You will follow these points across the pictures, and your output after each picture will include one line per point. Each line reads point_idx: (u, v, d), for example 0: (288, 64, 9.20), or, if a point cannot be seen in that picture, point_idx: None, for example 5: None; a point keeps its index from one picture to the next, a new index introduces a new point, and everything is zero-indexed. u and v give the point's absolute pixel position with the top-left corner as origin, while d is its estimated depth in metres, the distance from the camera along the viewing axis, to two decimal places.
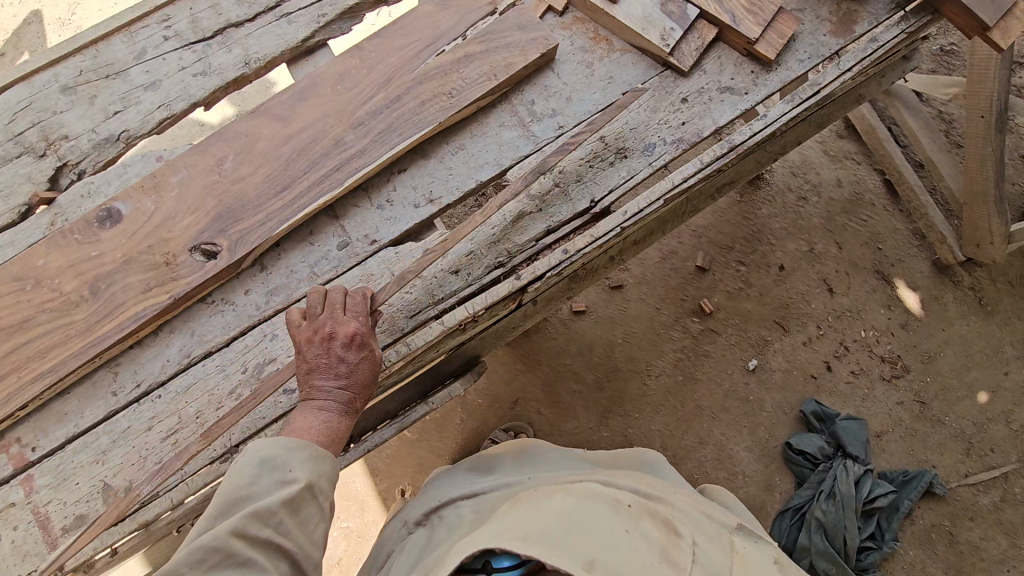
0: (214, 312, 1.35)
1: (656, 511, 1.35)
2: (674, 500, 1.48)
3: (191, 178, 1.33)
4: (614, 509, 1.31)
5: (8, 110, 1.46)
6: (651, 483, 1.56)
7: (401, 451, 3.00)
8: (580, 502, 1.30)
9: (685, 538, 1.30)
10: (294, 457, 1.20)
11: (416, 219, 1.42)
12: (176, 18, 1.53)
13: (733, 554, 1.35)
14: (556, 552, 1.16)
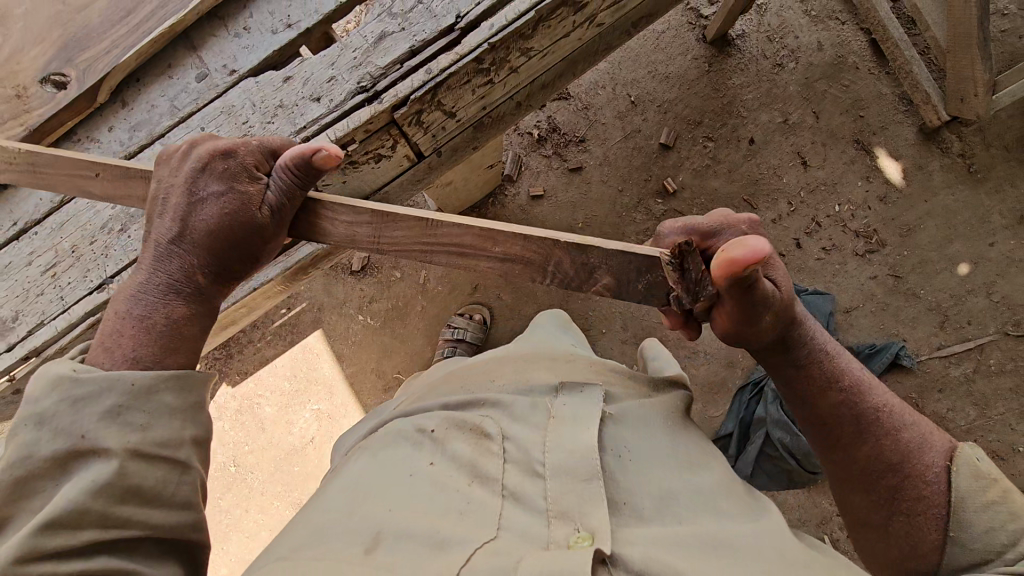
0: (79, 150, 1.33)
1: (463, 420, 1.34)
2: (494, 386, 1.47)
3: (34, 8, 1.30)
4: (418, 447, 1.30)
5: None
6: (483, 377, 1.54)
7: (366, 338, 3.11)
8: (381, 458, 1.29)
9: (494, 437, 1.29)
10: (96, 416, 1.10)
11: (274, 46, 1.36)
12: None
13: (549, 417, 1.32)
14: (346, 531, 1.11)
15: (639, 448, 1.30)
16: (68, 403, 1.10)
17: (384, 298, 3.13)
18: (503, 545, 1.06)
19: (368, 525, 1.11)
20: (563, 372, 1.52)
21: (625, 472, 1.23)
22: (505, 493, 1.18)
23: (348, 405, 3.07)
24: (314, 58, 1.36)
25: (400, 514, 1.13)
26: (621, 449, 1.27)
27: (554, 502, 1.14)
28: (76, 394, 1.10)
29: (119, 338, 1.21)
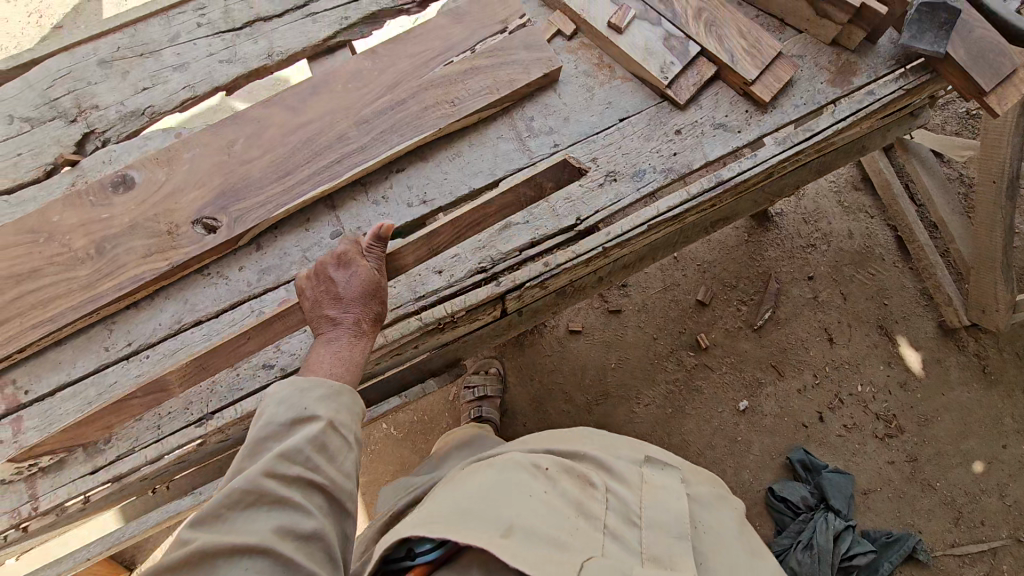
0: (208, 284, 1.44)
1: (572, 466, 1.51)
2: (586, 446, 1.66)
3: (201, 156, 1.43)
4: (532, 476, 1.46)
5: (50, 76, 1.57)
6: (574, 440, 1.71)
7: (386, 448, 3.06)
8: (502, 478, 1.44)
9: (598, 486, 1.49)
10: (314, 397, 1.26)
11: (407, 217, 1.48)
12: (210, 8, 1.63)
13: (642, 481, 1.54)
14: (483, 525, 1.31)
15: (704, 521, 1.54)
16: (294, 389, 1.27)
17: (411, 412, 3.11)
18: (607, 564, 1.31)
19: (498, 523, 1.32)
20: (638, 448, 1.72)
21: (699, 542, 1.47)
22: (605, 533, 1.40)
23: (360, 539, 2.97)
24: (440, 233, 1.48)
25: (525, 521, 1.33)
26: (696, 521, 1.52)
27: (646, 548, 1.40)
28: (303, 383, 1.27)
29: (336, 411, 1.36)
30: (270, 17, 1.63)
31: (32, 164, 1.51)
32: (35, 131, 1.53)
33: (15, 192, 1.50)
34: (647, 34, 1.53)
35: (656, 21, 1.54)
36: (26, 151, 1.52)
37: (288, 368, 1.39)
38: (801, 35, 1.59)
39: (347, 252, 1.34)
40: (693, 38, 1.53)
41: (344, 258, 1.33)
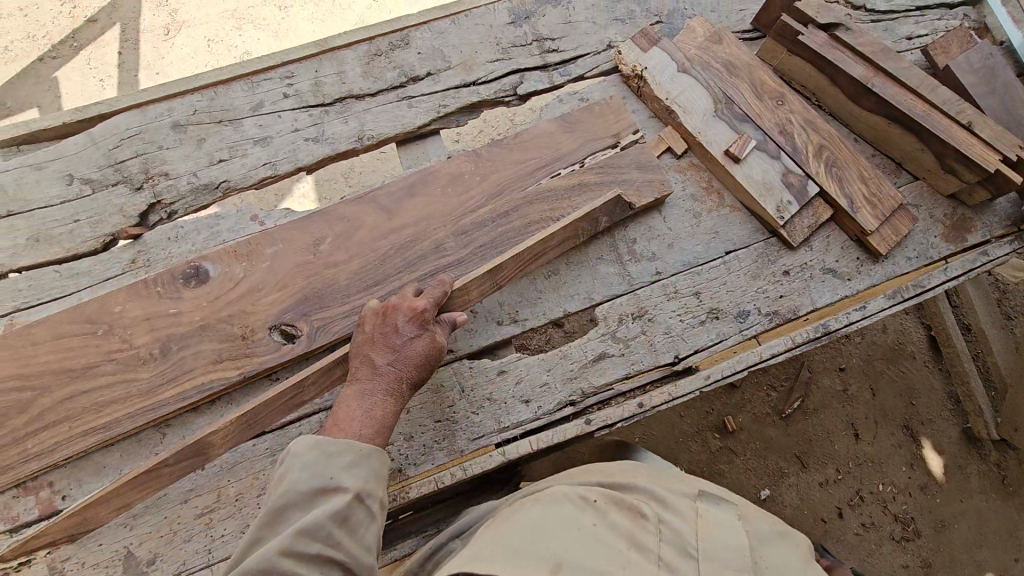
0: (277, 390, 1.27)
1: (620, 496, 1.19)
2: (629, 471, 1.34)
3: (284, 253, 1.30)
4: (578, 508, 1.14)
5: (117, 134, 1.41)
6: (622, 467, 1.33)
7: None
8: (538, 509, 1.14)
9: (650, 517, 1.17)
10: (341, 465, 1.08)
11: (496, 337, 1.38)
12: (299, 77, 1.50)
13: (697, 513, 1.20)
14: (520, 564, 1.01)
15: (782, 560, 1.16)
16: (317, 451, 1.08)
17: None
18: None
19: (544, 557, 1.03)
20: (689, 475, 1.37)
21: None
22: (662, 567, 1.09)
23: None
24: (529, 358, 1.38)
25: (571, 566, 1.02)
26: (761, 556, 1.15)
27: None
28: (329, 446, 1.09)
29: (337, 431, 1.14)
30: (363, 96, 1.51)
31: (89, 234, 1.35)
32: (97, 196, 1.38)
33: (66, 263, 1.35)
34: (764, 168, 1.47)
35: (774, 154, 1.48)
36: (85, 219, 1.36)
37: None
38: (916, 182, 1.55)
39: (425, 305, 1.20)
40: (813, 177, 1.47)
41: (422, 311, 1.19)
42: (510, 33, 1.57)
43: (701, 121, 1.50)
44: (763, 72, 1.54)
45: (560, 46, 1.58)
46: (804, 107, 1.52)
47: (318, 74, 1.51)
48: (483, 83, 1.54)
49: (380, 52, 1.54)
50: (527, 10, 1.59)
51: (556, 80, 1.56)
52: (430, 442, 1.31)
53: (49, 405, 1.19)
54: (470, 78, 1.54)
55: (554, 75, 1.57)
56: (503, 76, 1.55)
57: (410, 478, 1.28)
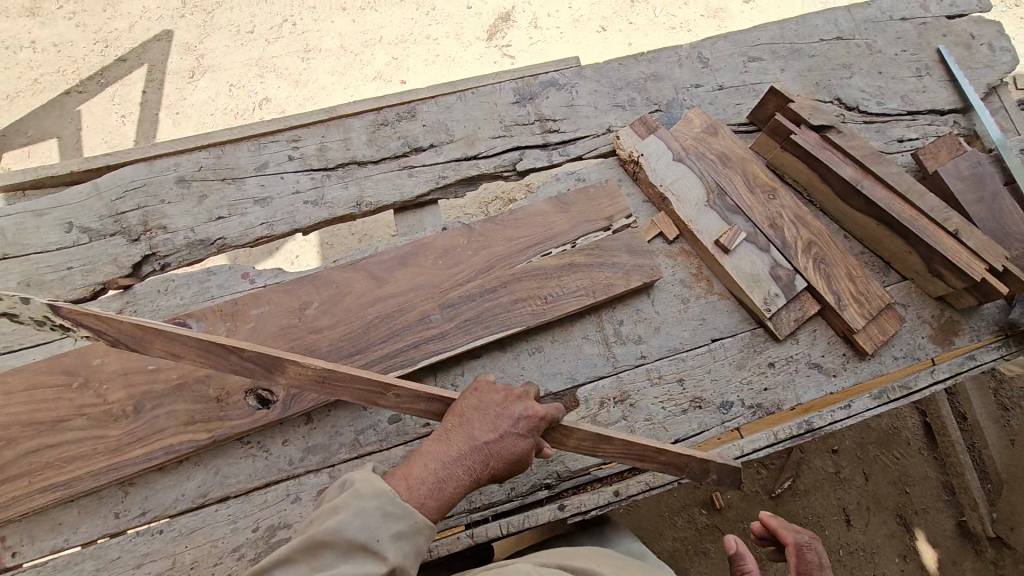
0: (246, 455, 1.27)
1: None
2: (596, 559, 1.25)
3: (270, 315, 1.31)
4: None
5: (122, 186, 1.45)
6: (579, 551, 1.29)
7: None
8: None
9: None
10: (391, 532, 1.02)
11: None
12: (306, 142, 1.55)
13: None
14: None
15: None
16: (378, 502, 1.03)
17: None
18: None
19: None
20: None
21: None
22: None
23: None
24: None
25: None
26: None
27: None
28: (389, 507, 1.03)
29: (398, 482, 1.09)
30: (365, 163, 1.55)
31: (81, 282, 1.37)
32: (93, 245, 1.40)
33: None
34: (754, 259, 1.49)
35: (763, 245, 1.51)
36: (78, 266, 1.38)
37: None
38: (904, 282, 1.57)
39: (545, 415, 1.16)
40: (801, 271, 1.49)
41: (540, 420, 1.16)
42: (513, 111, 1.63)
43: (693, 210, 1.53)
44: (755, 165, 1.59)
45: (561, 128, 1.63)
46: (796, 203, 1.55)
47: (323, 140, 1.55)
48: (484, 158, 1.58)
49: (386, 122, 1.59)
50: (531, 92, 1.65)
51: (554, 159, 1.61)
52: None
53: (15, 455, 1.17)
54: (472, 153, 1.58)
55: (554, 155, 1.62)
56: (504, 152, 1.60)
57: None
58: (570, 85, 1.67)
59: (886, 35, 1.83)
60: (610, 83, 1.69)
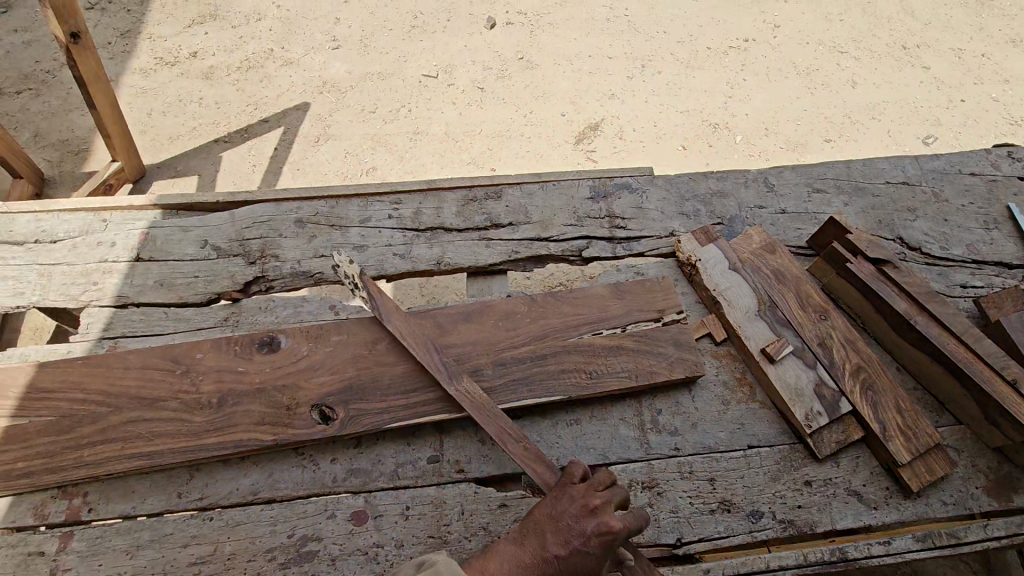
0: (298, 465, 1.41)
1: None
2: None
3: (345, 343, 1.48)
4: None
5: (252, 218, 1.74)
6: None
7: None
8: None
9: None
10: None
11: (507, 468, 1.43)
12: (405, 205, 1.81)
13: None
14: None
15: None
16: None
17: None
18: None
19: None
20: None
21: None
22: None
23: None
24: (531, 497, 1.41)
25: None
26: None
27: None
28: None
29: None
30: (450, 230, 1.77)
31: (201, 289, 1.62)
32: (218, 261, 1.67)
33: (173, 308, 1.60)
34: (799, 374, 1.54)
35: (810, 362, 1.55)
36: (202, 276, 1.64)
37: None
38: (959, 426, 1.54)
39: (619, 527, 1.18)
40: (846, 394, 1.51)
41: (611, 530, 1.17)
42: (587, 206, 1.83)
43: (744, 317, 1.62)
44: (810, 286, 1.67)
45: (628, 225, 1.80)
46: (847, 327, 1.61)
47: (420, 205, 1.81)
48: (555, 241, 1.77)
49: (475, 199, 1.83)
50: (606, 192, 1.86)
51: (617, 252, 1.77)
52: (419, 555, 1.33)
53: (112, 423, 1.35)
54: (545, 234, 1.77)
55: (618, 248, 1.78)
56: (573, 239, 1.78)
57: None
58: (641, 191, 1.86)
59: (954, 185, 1.92)
60: (679, 193, 1.87)
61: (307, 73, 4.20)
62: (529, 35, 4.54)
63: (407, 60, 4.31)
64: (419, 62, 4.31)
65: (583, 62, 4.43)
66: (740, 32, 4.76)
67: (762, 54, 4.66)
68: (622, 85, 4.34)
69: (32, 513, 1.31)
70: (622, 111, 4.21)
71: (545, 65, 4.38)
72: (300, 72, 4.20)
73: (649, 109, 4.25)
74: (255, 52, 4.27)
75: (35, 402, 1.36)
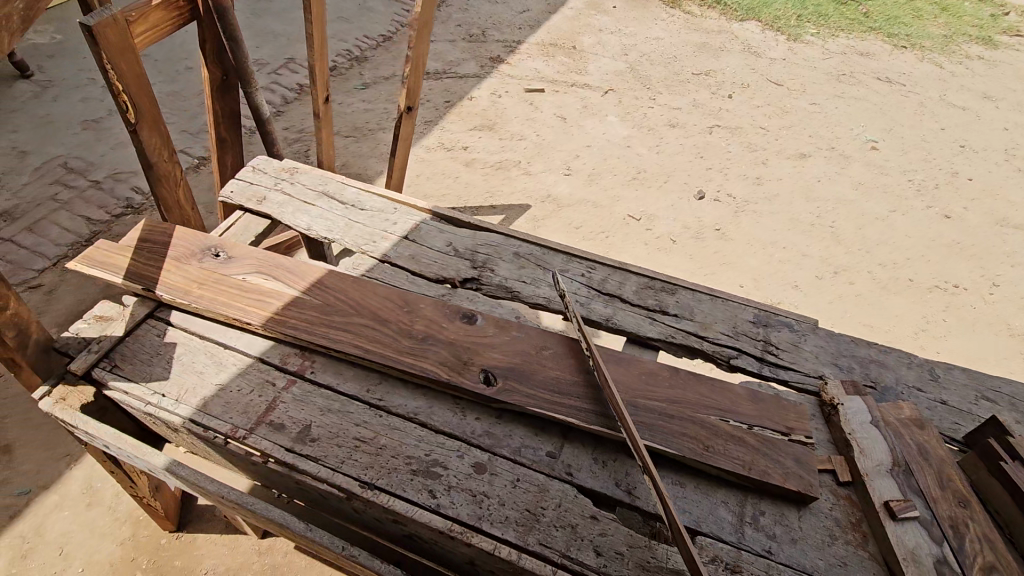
0: (451, 409, 1.76)
1: None
2: None
3: (521, 339, 1.88)
4: None
5: (488, 240, 2.32)
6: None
7: None
8: None
9: None
10: None
11: (608, 491, 1.62)
12: (598, 271, 2.25)
13: None
14: None
15: None
16: None
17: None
18: None
19: None
20: None
21: None
22: None
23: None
24: (620, 523, 1.56)
25: None
26: None
27: None
28: None
29: None
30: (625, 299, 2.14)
31: (436, 270, 2.18)
32: (454, 257, 2.24)
33: (414, 275, 2.16)
34: (921, 542, 1.51)
35: (937, 538, 1.52)
36: (440, 262, 2.21)
37: (440, 510, 1.54)
38: None
39: None
40: None
41: None
42: (747, 326, 2.08)
43: (873, 469, 1.66)
44: (954, 472, 1.66)
45: (779, 355, 2.00)
46: (988, 525, 1.55)
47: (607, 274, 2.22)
48: (709, 341, 2.03)
49: (653, 287, 2.21)
50: (767, 322, 2.10)
51: (763, 371, 1.96)
52: (512, 519, 1.55)
53: (352, 322, 1.87)
54: (702, 333, 2.05)
55: (765, 369, 1.97)
56: (726, 346, 2.02)
57: (481, 531, 1.51)
58: (800, 333, 2.07)
59: None
60: (837, 348, 2.03)
61: (538, 184, 5.16)
62: (732, 215, 5.05)
63: (620, 200, 5.08)
64: (628, 205, 5.03)
65: (776, 250, 4.75)
66: (950, 277, 4.71)
67: (970, 304, 4.52)
68: (807, 281, 4.53)
69: (279, 358, 1.83)
70: (801, 302, 4.36)
71: (738, 241, 4.80)
72: (534, 182, 5.18)
73: (831, 310, 4.32)
74: (507, 159, 5.40)
75: (315, 290, 1.95)
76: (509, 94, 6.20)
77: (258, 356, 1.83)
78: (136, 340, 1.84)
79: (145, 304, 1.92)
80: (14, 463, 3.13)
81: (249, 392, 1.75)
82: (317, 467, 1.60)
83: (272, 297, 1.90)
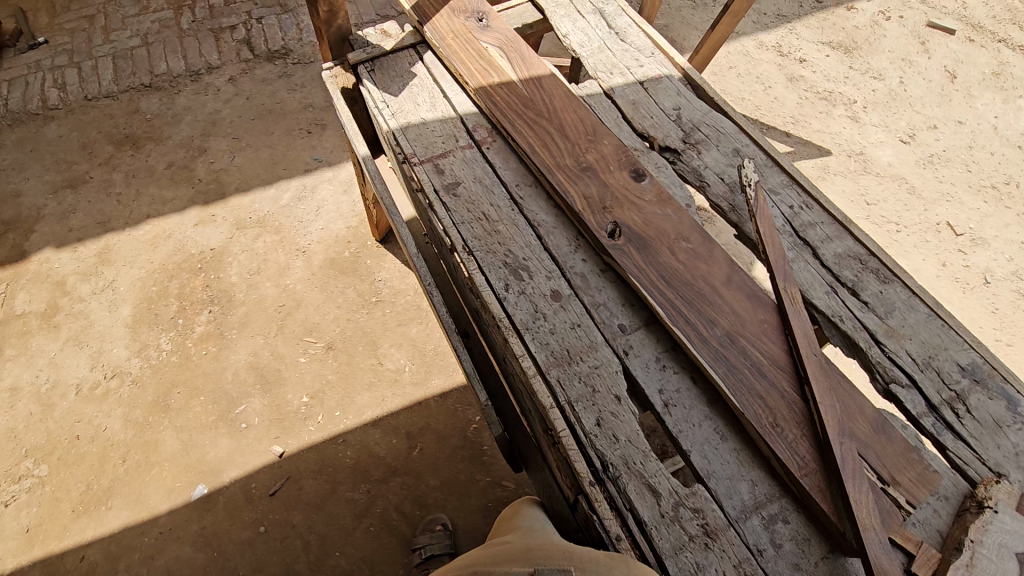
0: (569, 241, 1.79)
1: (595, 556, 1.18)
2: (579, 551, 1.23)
3: (671, 220, 1.75)
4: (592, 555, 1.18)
5: (716, 124, 2.07)
6: (506, 519, 1.66)
7: (442, 413, 3.21)
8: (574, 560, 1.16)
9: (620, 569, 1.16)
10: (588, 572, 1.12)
11: (648, 390, 1.54)
12: (810, 213, 1.87)
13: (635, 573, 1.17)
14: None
15: None
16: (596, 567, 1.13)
17: (473, 445, 3.12)
18: None
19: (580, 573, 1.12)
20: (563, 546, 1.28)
21: None
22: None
23: (26, 554, 2.78)
24: (635, 419, 1.50)
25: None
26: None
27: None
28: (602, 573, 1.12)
29: (513, 545, 1.30)
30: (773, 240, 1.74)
31: (646, 124, 2.06)
32: (671, 122, 2.07)
33: (624, 121, 2.08)
34: None
35: None
36: (654, 120, 2.07)
37: (504, 302, 1.66)
38: None
39: None
40: None
41: None
42: (947, 368, 1.58)
43: None
44: None
45: (963, 419, 1.50)
46: None
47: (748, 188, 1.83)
48: (882, 350, 1.60)
49: (863, 262, 1.77)
50: (979, 380, 1.56)
51: (923, 420, 1.51)
52: (551, 350, 1.59)
53: (540, 125, 1.95)
54: (880, 336, 1.62)
55: (927, 419, 1.51)
56: (898, 367, 1.58)
57: (520, 340, 1.60)
58: (1017, 418, 1.50)
59: None
60: None
61: (859, 135, 4.21)
62: None
63: (951, 202, 3.89)
64: (956, 211, 3.84)
65: None
66: None
67: None
68: None
69: (473, 123, 2.04)
70: None
71: None
72: (855, 131, 4.24)
73: None
74: (842, 92, 4.45)
75: (530, 84, 2.06)
76: (900, 22, 4.90)
77: (461, 114, 2.06)
78: (393, 59, 2.22)
79: (415, 37, 2.28)
80: (322, 139, 4.23)
81: (436, 137, 2.01)
82: (445, 214, 1.82)
83: (496, 74, 2.08)
